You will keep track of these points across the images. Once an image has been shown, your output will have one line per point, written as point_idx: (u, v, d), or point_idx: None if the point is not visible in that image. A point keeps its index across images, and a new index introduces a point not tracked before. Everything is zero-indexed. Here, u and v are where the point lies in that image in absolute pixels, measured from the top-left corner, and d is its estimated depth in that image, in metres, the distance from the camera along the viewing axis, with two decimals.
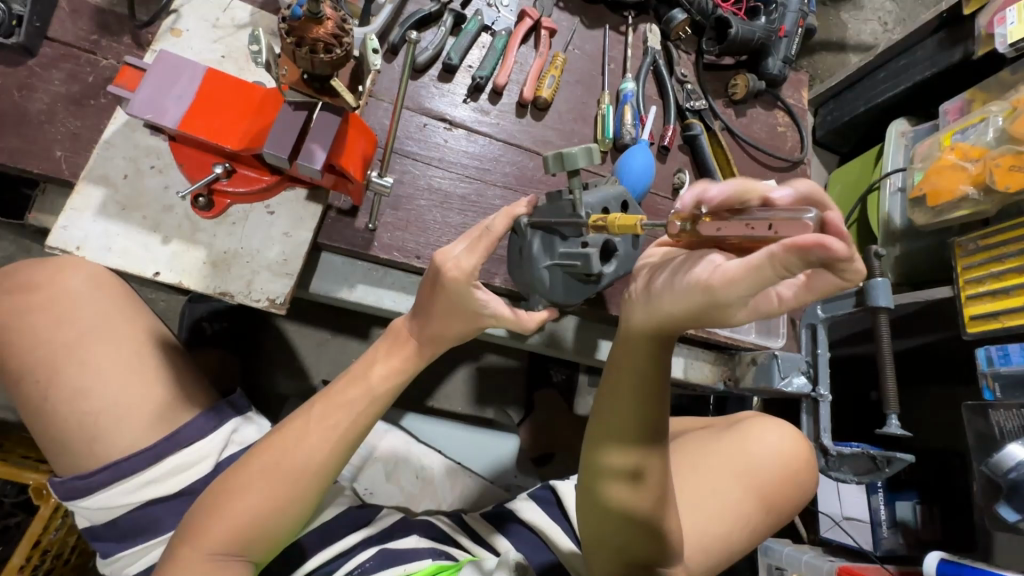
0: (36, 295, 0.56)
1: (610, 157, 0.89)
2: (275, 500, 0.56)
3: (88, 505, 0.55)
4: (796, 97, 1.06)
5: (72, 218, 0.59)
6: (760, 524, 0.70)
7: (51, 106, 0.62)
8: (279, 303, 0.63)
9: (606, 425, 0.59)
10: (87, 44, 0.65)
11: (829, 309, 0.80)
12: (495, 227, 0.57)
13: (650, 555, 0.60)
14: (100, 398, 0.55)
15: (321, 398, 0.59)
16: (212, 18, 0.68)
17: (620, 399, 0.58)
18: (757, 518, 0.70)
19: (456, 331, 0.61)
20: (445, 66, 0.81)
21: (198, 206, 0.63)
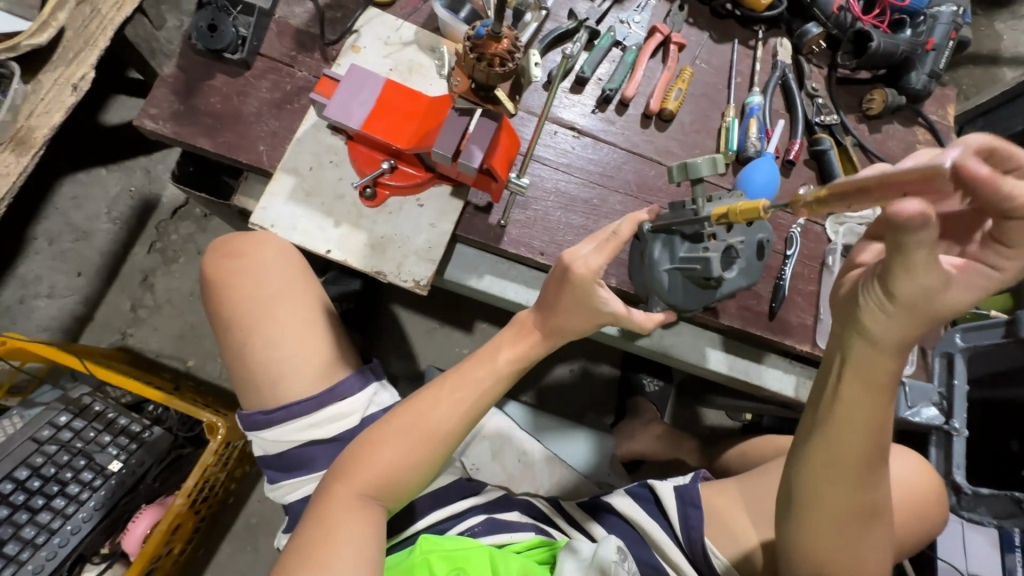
0: (242, 261, 0.69)
1: (731, 170, 0.90)
2: (410, 457, 0.60)
3: (264, 436, 0.65)
4: (941, 113, 1.00)
5: (270, 201, 0.71)
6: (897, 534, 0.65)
7: (259, 110, 0.76)
8: (423, 284, 0.72)
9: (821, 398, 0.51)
10: (287, 59, 0.79)
11: (971, 338, 0.75)
12: (622, 230, 0.60)
13: (837, 556, 0.55)
14: (281, 349, 0.66)
15: (452, 372, 0.64)
16: (385, 37, 0.79)
17: (843, 446, 0.50)
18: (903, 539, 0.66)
19: (581, 328, 0.63)
20: (578, 78, 0.86)
21: (364, 196, 0.73)
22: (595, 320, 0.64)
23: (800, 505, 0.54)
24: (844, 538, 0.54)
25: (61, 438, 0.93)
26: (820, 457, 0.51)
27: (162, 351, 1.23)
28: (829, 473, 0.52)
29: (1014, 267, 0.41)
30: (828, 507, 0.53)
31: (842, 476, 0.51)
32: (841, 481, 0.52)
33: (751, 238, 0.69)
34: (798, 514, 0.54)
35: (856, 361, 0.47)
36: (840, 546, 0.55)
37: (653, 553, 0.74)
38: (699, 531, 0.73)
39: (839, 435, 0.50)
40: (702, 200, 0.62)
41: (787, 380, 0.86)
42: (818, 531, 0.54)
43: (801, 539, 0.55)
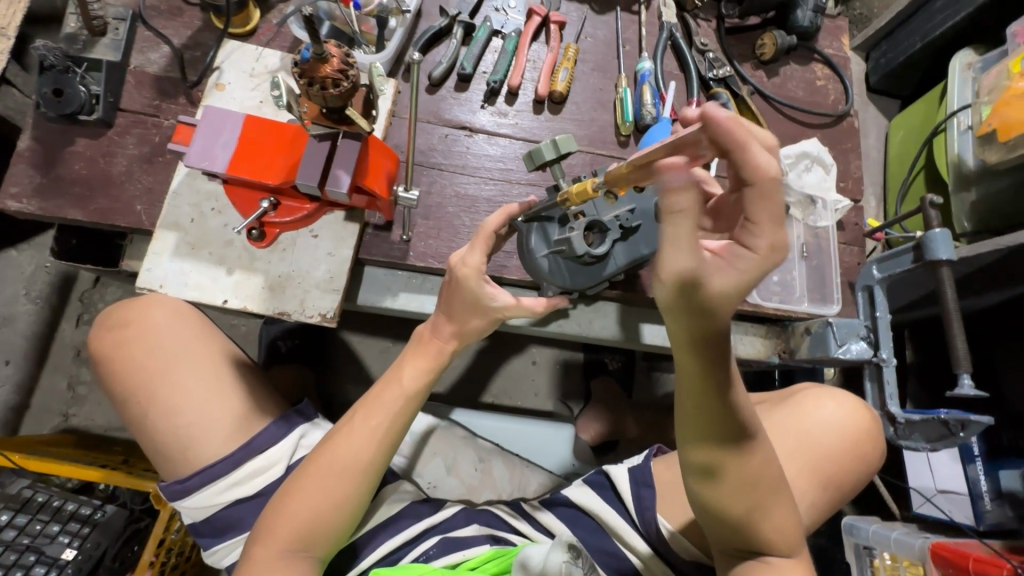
0: (130, 329, 0.65)
1: (634, 140, 0.89)
2: (334, 496, 0.61)
3: (187, 504, 0.63)
4: (835, 45, 0.99)
5: (154, 261, 0.68)
6: (832, 482, 0.67)
7: (129, 167, 0.73)
8: (329, 317, 0.70)
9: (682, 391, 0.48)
10: (151, 109, 0.75)
11: (886, 269, 0.76)
12: (490, 224, 0.63)
13: (764, 528, 0.55)
14: (187, 413, 0.63)
15: (362, 404, 0.65)
16: (249, 68, 0.76)
17: (708, 433, 0.49)
18: (834, 478, 0.67)
19: (475, 326, 0.67)
20: (460, 76, 0.84)
21: (252, 238, 0.70)
22: (493, 320, 0.67)
23: (722, 513, 0.54)
24: (775, 519, 0.54)
25: (6, 536, 0.90)
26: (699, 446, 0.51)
27: (111, 425, 1.19)
28: (726, 474, 0.52)
29: (766, 248, 0.37)
30: (744, 500, 0.53)
31: (735, 468, 0.51)
32: (741, 474, 0.52)
33: (640, 208, 0.71)
34: (728, 520, 0.55)
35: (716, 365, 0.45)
36: (782, 527, 0.55)
37: (613, 540, 0.74)
38: (652, 510, 0.72)
39: (718, 433, 0.49)
40: (561, 180, 0.67)
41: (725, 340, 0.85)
42: (753, 527, 0.55)
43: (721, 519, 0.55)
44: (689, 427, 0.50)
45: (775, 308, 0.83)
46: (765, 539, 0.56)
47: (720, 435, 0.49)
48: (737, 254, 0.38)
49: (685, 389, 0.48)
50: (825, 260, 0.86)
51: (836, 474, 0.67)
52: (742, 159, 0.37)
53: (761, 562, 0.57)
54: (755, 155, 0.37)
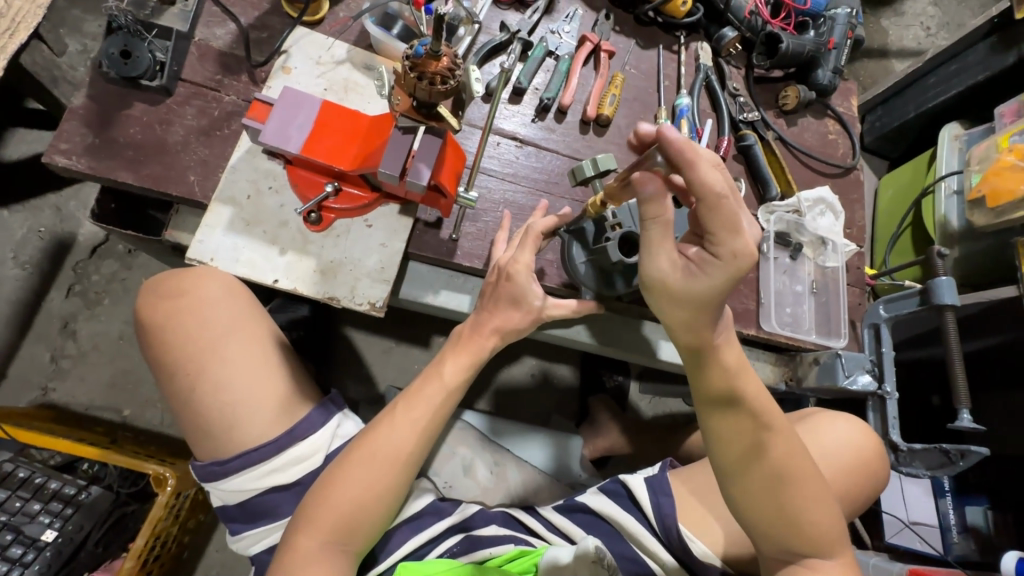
0: (183, 301, 0.64)
1: None
2: (376, 486, 0.62)
3: (222, 486, 0.61)
4: (846, 105, 1.09)
5: (208, 234, 0.67)
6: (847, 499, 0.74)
7: (186, 138, 0.72)
8: (379, 306, 0.70)
9: (700, 390, 0.62)
10: (212, 83, 0.75)
11: (893, 309, 0.83)
12: (536, 225, 0.70)
13: (803, 523, 0.61)
14: (235, 390, 0.62)
15: (405, 396, 0.66)
16: (316, 56, 0.77)
17: (724, 427, 0.62)
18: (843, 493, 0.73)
19: (516, 323, 0.69)
20: (515, 89, 0.88)
21: (309, 221, 0.71)
22: (535, 318, 0.70)
23: (758, 513, 0.61)
24: (812, 513, 0.61)
25: None
26: (718, 442, 0.62)
27: (91, 404, 1.12)
28: (746, 478, 0.61)
29: (728, 255, 0.52)
30: (773, 494, 0.61)
31: (755, 461, 0.61)
32: (761, 467, 0.61)
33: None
34: (757, 517, 0.62)
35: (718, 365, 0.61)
36: (811, 520, 0.61)
37: (631, 546, 0.77)
38: (673, 518, 0.75)
39: (730, 430, 0.62)
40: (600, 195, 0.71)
41: None
42: (783, 524, 0.61)
43: (758, 522, 0.62)
44: (711, 424, 0.63)
45: (787, 337, 0.89)
46: (807, 539, 0.61)
47: (736, 424, 0.61)
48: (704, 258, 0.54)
49: (701, 383, 0.62)
50: (832, 298, 0.93)
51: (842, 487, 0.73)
52: (693, 173, 0.49)
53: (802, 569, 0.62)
54: (701, 170, 0.49)
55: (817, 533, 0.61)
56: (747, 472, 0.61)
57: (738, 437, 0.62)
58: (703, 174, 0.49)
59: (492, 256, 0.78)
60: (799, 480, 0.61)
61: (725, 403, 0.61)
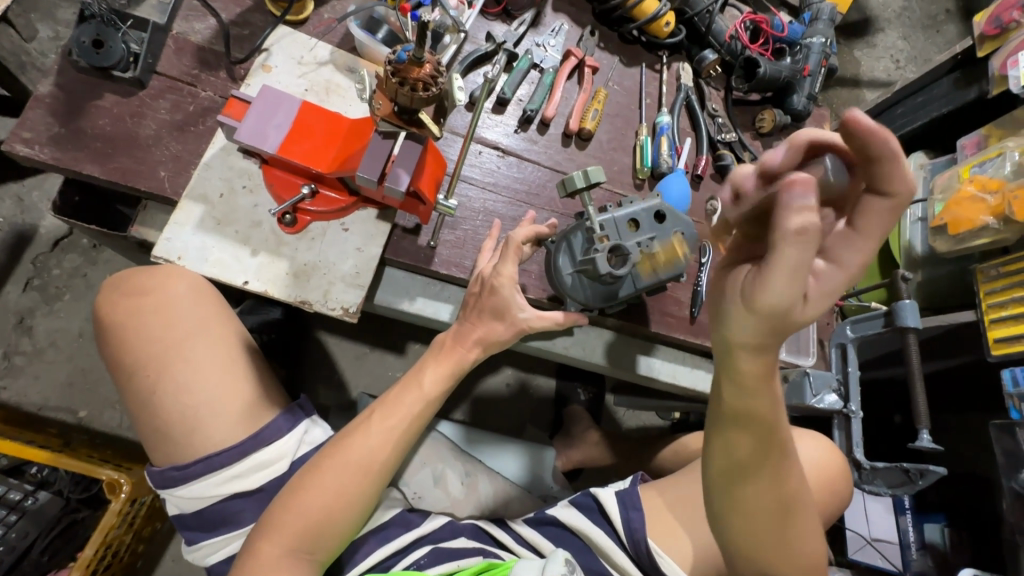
0: (147, 299, 0.61)
1: (647, 185, 0.95)
2: (345, 495, 0.60)
3: (180, 493, 0.59)
4: (820, 130, 1.12)
5: (176, 231, 0.66)
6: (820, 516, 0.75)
7: (158, 132, 0.70)
8: (352, 311, 0.69)
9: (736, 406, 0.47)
10: (189, 78, 0.73)
11: (858, 329, 0.86)
12: (516, 236, 0.69)
13: (790, 555, 0.54)
14: (198, 393, 0.60)
15: (381, 403, 0.65)
16: (298, 56, 0.76)
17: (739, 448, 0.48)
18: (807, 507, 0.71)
19: (499, 334, 0.70)
20: (499, 99, 0.88)
21: (283, 222, 0.69)
22: (518, 330, 0.70)
23: (748, 545, 0.52)
24: (801, 544, 0.54)
25: None
26: (728, 464, 0.49)
27: (44, 404, 1.07)
28: (746, 503, 0.50)
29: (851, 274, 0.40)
30: (769, 527, 0.52)
31: (766, 489, 0.50)
32: (768, 494, 0.50)
33: (660, 236, 0.73)
34: (749, 566, 0.54)
35: (754, 406, 0.47)
36: (800, 549, 0.54)
37: (600, 559, 0.76)
38: (642, 532, 0.75)
39: (744, 451, 0.48)
40: (590, 208, 0.69)
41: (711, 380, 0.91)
42: (776, 571, 0.54)
43: (743, 551, 0.53)
44: (725, 443, 0.49)
45: None
46: (787, 572, 0.54)
47: (760, 448, 0.48)
48: (828, 275, 0.40)
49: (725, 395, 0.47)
50: (802, 317, 0.95)
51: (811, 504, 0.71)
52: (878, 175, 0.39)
53: None
54: (898, 170, 0.38)
55: (804, 575, 0.56)
56: (751, 500, 0.50)
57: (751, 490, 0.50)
58: (887, 176, 0.39)
59: (475, 266, 0.77)
60: (800, 513, 0.53)
61: (743, 456, 0.49)
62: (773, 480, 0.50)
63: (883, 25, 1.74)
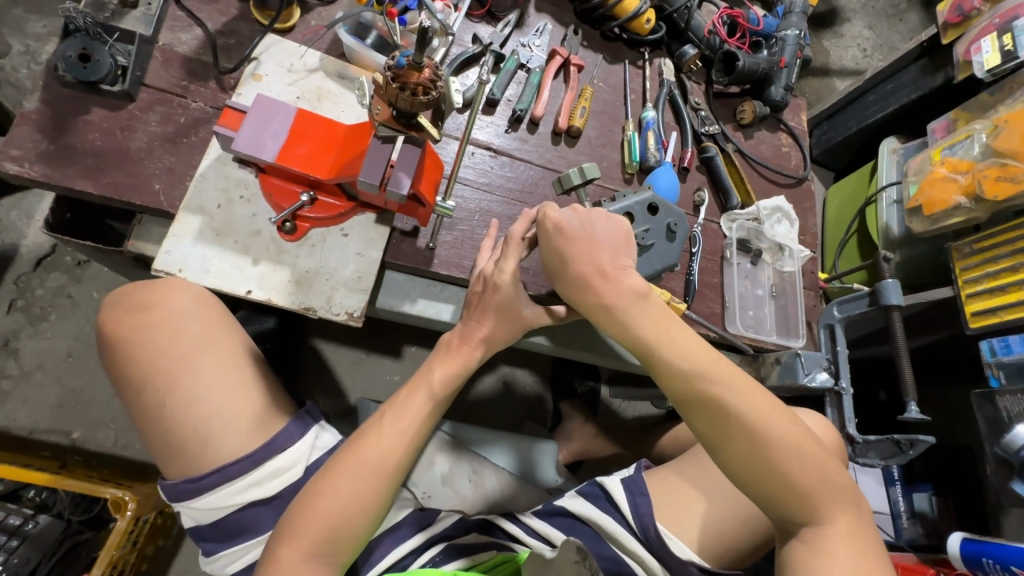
0: (151, 313, 0.60)
1: (637, 179, 0.97)
2: (362, 497, 0.60)
3: (196, 505, 0.59)
4: (797, 119, 1.16)
5: (175, 243, 0.65)
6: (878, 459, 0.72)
7: (150, 144, 0.70)
8: (356, 316, 0.70)
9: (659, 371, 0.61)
10: (177, 89, 0.73)
11: (845, 310, 0.89)
12: (516, 233, 0.71)
13: (800, 479, 0.56)
14: (208, 405, 0.59)
15: (390, 404, 0.66)
16: (288, 64, 0.76)
17: (695, 405, 0.59)
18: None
19: (504, 332, 0.72)
20: (488, 100, 0.89)
21: (283, 230, 0.69)
22: (523, 327, 0.73)
23: (758, 486, 0.57)
24: (803, 465, 0.56)
25: None
26: (697, 426, 0.60)
27: (36, 427, 1.05)
28: (728, 451, 0.58)
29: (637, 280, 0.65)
30: (759, 460, 0.56)
31: (732, 428, 0.57)
32: (740, 431, 0.57)
33: (654, 229, 0.76)
34: (756, 496, 0.57)
35: (678, 343, 0.61)
36: (802, 469, 0.56)
37: (610, 546, 0.78)
38: (650, 516, 0.76)
39: (698, 411, 0.59)
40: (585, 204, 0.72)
41: None
42: (788, 493, 0.56)
43: (760, 496, 0.57)
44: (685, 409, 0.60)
45: (750, 339, 0.93)
46: (812, 497, 0.56)
47: (700, 395, 0.59)
48: (624, 281, 0.65)
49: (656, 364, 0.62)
50: (789, 299, 0.99)
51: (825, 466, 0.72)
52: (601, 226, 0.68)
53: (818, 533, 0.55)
54: (603, 223, 0.68)
55: (821, 499, 0.56)
56: (731, 445, 0.57)
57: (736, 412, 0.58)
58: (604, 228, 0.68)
59: (475, 265, 0.78)
60: (782, 437, 0.57)
61: (687, 390, 0.59)
62: (748, 400, 0.58)
63: (849, 15, 1.80)
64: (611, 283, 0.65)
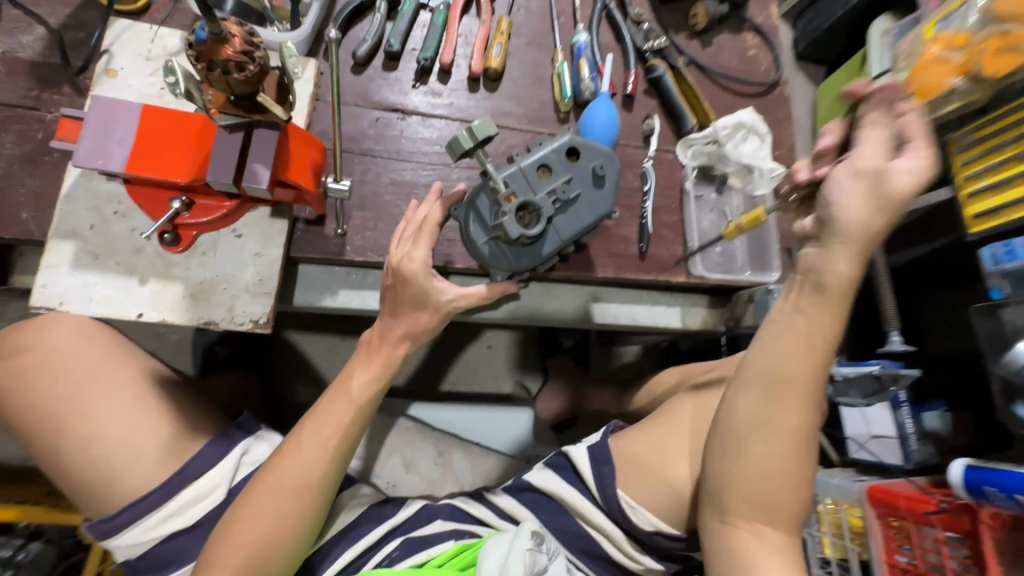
0: (26, 359, 0.59)
1: (574, 117, 0.86)
2: (287, 517, 0.58)
3: (119, 542, 0.57)
4: (765, 13, 1.00)
5: (50, 276, 0.61)
6: None
7: (10, 169, 0.64)
8: (262, 323, 0.64)
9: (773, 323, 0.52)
10: (29, 101, 0.66)
11: None
12: (432, 216, 0.65)
13: (791, 499, 0.53)
14: (106, 443, 0.58)
15: (311, 415, 0.62)
16: (144, 51, 0.67)
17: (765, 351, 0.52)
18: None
19: (425, 324, 0.66)
20: (388, 54, 0.79)
21: (165, 242, 0.64)
22: (443, 314, 0.66)
23: (763, 472, 0.53)
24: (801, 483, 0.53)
25: None
26: (756, 377, 0.52)
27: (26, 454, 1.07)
28: (763, 422, 0.52)
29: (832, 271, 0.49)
30: (779, 454, 0.52)
31: (780, 414, 0.52)
32: (780, 423, 0.52)
33: (577, 177, 0.66)
34: (741, 473, 0.54)
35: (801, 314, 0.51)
36: (799, 492, 0.53)
37: (576, 520, 0.75)
38: (613, 487, 0.72)
39: (770, 364, 0.52)
40: (487, 167, 0.61)
41: (671, 313, 0.87)
42: (771, 495, 0.53)
43: (749, 479, 0.54)
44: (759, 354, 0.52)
45: (720, 279, 0.84)
46: (781, 514, 0.54)
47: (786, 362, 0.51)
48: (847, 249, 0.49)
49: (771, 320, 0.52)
50: (765, 231, 0.88)
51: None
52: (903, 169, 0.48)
53: (748, 538, 0.55)
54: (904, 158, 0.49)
55: (784, 518, 0.54)
56: (766, 426, 0.52)
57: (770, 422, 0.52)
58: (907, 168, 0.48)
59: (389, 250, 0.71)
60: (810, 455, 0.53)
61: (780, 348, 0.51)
62: (797, 408, 0.51)
63: None
64: (850, 246, 0.49)
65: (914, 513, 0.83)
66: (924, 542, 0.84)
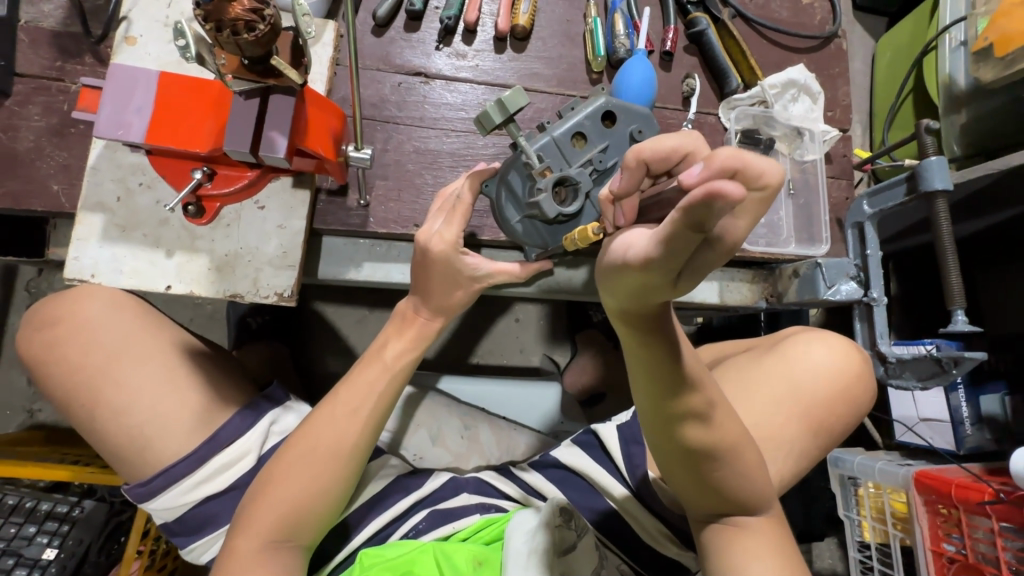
0: (59, 328, 0.60)
1: (607, 77, 0.80)
2: (320, 482, 0.58)
3: (155, 506, 0.59)
4: None
5: (81, 248, 0.61)
6: (841, 420, 0.68)
7: (38, 142, 0.64)
8: (287, 295, 0.63)
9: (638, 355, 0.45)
10: (53, 72, 0.65)
11: (877, 204, 0.73)
12: (464, 195, 0.62)
13: (741, 490, 0.54)
14: (139, 411, 0.59)
15: (344, 383, 0.62)
16: (162, 17, 0.65)
17: (641, 378, 0.46)
18: (807, 450, 0.66)
19: (452, 300, 0.64)
20: (410, 14, 0.75)
21: (189, 214, 0.63)
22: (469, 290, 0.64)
23: (702, 485, 0.54)
24: (742, 471, 0.53)
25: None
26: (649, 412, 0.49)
27: None
28: (669, 450, 0.51)
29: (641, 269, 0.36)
30: (691, 470, 0.52)
31: (671, 443, 0.50)
32: (677, 447, 0.50)
33: (614, 145, 0.62)
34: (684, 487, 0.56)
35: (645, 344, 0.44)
36: (747, 487, 0.54)
37: (604, 499, 0.73)
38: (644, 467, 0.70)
39: (652, 396, 0.47)
40: (519, 140, 0.57)
41: (710, 287, 0.79)
42: (721, 499, 0.55)
43: (691, 491, 0.55)
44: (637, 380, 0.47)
45: (761, 252, 0.78)
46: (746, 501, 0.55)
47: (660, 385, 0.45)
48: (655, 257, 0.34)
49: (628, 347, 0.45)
50: (813, 197, 0.81)
51: (805, 412, 0.66)
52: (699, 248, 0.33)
53: (729, 529, 0.57)
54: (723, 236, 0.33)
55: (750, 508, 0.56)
56: (669, 452, 0.51)
57: (689, 439, 0.49)
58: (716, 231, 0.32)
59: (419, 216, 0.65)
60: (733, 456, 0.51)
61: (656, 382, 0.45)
62: (676, 441, 0.50)
63: None
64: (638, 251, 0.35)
65: (967, 502, 0.78)
66: (977, 531, 0.79)
